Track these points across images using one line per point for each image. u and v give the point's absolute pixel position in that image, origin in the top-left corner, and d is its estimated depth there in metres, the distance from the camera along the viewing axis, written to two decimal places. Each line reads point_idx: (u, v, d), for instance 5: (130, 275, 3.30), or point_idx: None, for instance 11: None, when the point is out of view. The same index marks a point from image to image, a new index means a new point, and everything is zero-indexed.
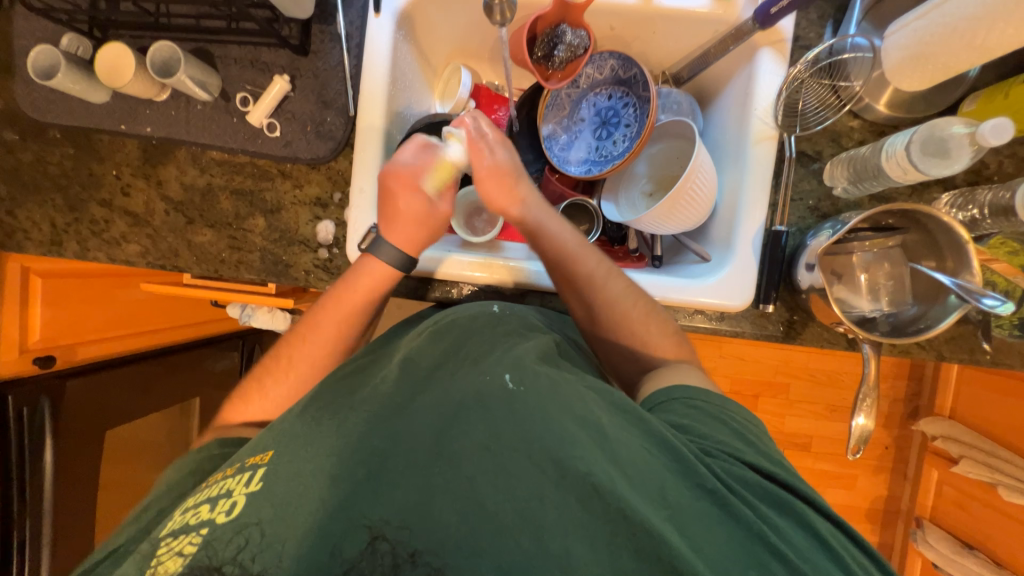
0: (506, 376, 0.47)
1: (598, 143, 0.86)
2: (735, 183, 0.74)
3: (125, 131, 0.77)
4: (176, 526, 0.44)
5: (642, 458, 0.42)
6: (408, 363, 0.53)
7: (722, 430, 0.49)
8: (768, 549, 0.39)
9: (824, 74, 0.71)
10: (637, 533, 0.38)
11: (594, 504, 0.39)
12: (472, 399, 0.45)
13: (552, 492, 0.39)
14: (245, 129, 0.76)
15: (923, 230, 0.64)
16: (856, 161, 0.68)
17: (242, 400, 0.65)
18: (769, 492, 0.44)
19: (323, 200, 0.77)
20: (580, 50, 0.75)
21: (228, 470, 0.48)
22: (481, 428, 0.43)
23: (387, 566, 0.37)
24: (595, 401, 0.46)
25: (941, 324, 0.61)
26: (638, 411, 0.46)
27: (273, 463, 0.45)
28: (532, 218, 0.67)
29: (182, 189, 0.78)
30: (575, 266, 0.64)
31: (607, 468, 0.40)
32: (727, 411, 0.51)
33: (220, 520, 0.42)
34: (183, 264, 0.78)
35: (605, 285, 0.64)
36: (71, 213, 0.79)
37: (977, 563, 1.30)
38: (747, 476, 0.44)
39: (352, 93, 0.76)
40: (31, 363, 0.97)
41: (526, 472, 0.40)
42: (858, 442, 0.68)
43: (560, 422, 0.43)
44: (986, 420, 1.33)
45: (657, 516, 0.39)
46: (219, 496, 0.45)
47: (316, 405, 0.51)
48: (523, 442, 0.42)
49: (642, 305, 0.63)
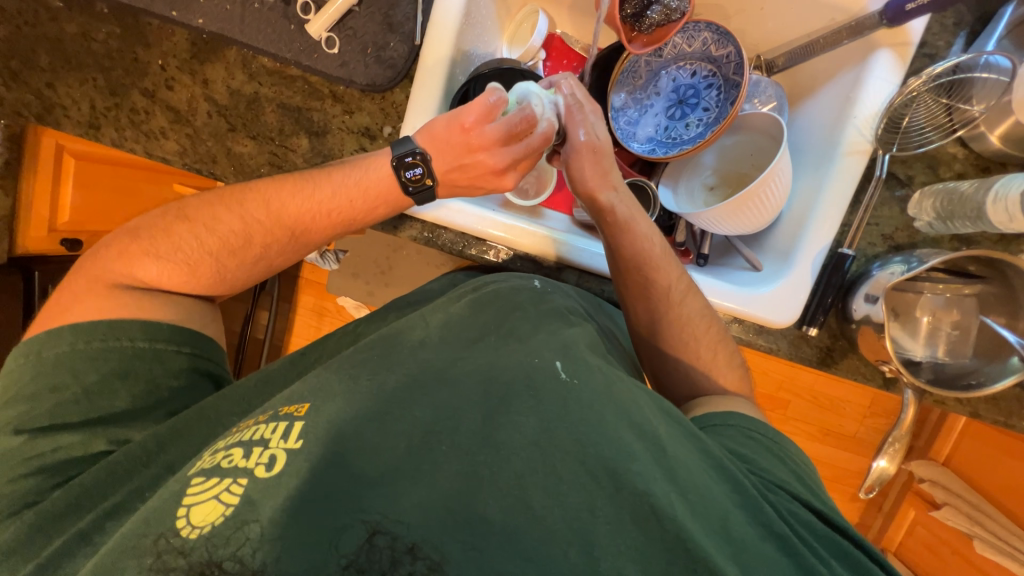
0: (557, 363, 0.46)
1: (669, 123, 0.79)
2: (810, 194, 0.69)
3: (176, 18, 0.72)
4: (208, 466, 0.45)
5: (704, 484, 0.41)
6: (449, 329, 0.53)
7: (782, 469, 0.49)
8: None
9: (942, 92, 0.64)
10: (698, 566, 0.37)
11: (651, 526, 0.38)
12: (523, 382, 0.44)
13: (604, 505, 0.38)
14: (302, 40, 0.71)
15: (1005, 283, 0.59)
16: (954, 196, 0.62)
17: (208, 267, 0.64)
18: (837, 544, 0.43)
19: (371, 132, 0.73)
20: (676, 15, 0.68)
21: (260, 416, 0.48)
22: (533, 421, 0.41)
23: (385, 562, 0.36)
24: (654, 414, 0.45)
25: (996, 384, 0.57)
26: (692, 429, 0.46)
27: (310, 420, 0.45)
28: (623, 210, 0.64)
29: (228, 93, 0.74)
30: (657, 276, 0.62)
31: (667, 490, 0.39)
32: (783, 448, 0.51)
33: (261, 474, 0.42)
34: (220, 173, 0.75)
35: (683, 301, 0.62)
36: (112, 97, 0.75)
37: None
38: (814, 523, 0.44)
39: (421, 20, 0.70)
40: (59, 243, 0.98)
41: (581, 481, 0.39)
42: (875, 482, 0.68)
43: (617, 430, 0.41)
44: (980, 475, 1.32)
45: (721, 554, 0.38)
46: (253, 442, 0.45)
47: (348, 364, 0.51)
48: (580, 449, 0.40)
49: (714, 329, 0.62)
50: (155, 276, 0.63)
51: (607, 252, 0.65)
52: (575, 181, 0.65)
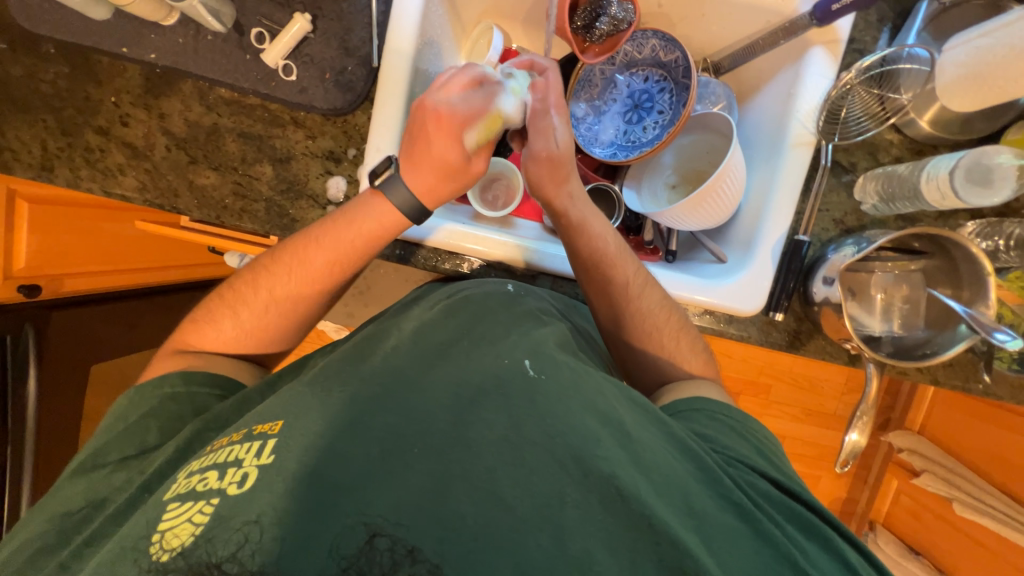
0: (527, 361, 0.48)
1: (627, 127, 0.82)
2: (764, 186, 0.72)
3: (127, 54, 0.71)
4: (182, 490, 0.43)
5: (667, 464, 0.43)
6: (422, 336, 0.54)
7: (745, 445, 0.51)
8: (795, 571, 0.40)
9: (873, 83, 0.68)
10: (661, 541, 0.38)
11: (618, 508, 0.39)
12: (492, 383, 0.46)
13: (573, 491, 0.39)
14: (259, 69, 0.71)
15: (947, 257, 0.63)
16: (892, 179, 0.67)
17: (234, 333, 0.65)
18: (794, 511, 0.45)
19: (336, 155, 0.73)
20: (623, 25, 0.70)
21: (234, 435, 0.47)
22: (502, 417, 0.43)
23: (386, 564, 0.36)
24: (620, 403, 0.47)
25: (948, 351, 0.62)
26: (657, 413, 0.48)
27: (283, 436, 0.43)
28: (580, 211, 0.66)
29: (186, 125, 0.73)
30: (614, 271, 0.63)
31: (631, 473, 0.41)
32: (746, 426, 0.54)
33: (232, 492, 0.41)
34: (183, 206, 0.74)
35: (641, 294, 0.63)
36: (64, 137, 0.73)
37: (920, 567, 1.40)
38: (774, 496, 0.46)
39: (377, 43, 0.71)
40: (15, 291, 0.91)
41: (548, 468, 0.40)
42: (848, 456, 0.70)
43: (583, 419, 0.43)
44: (953, 439, 1.38)
45: (683, 527, 0.39)
46: (227, 464, 0.43)
47: (320, 378, 0.51)
48: (547, 437, 0.42)
49: (674, 320, 0.64)
50: (203, 348, 0.65)
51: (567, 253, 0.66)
52: (535, 185, 0.66)
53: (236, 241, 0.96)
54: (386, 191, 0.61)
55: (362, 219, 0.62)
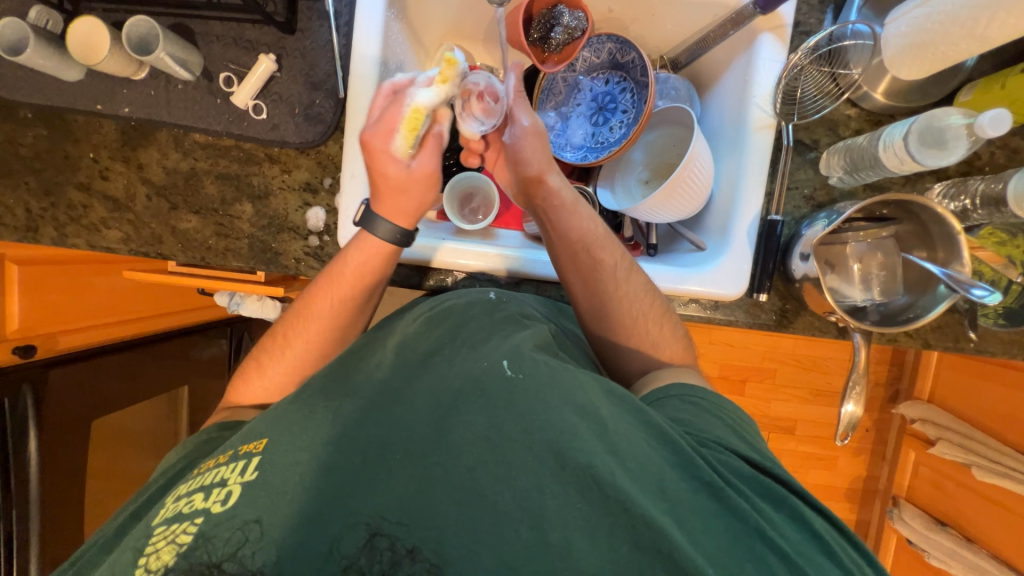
0: (505, 363, 0.50)
1: (595, 129, 0.84)
2: (732, 171, 0.73)
3: (102, 111, 0.73)
4: (169, 514, 0.46)
5: (642, 451, 0.46)
6: (405, 348, 0.57)
7: (719, 426, 0.53)
8: (764, 543, 0.43)
9: (823, 62, 0.71)
10: (638, 526, 0.41)
11: (595, 496, 0.42)
12: (471, 384, 0.49)
13: (553, 483, 0.43)
14: (230, 111, 0.73)
15: (916, 221, 0.64)
16: (853, 151, 0.68)
17: (246, 375, 0.66)
18: (765, 486, 0.47)
19: (312, 186, 0.75)
20: (578, 33, 0.73)
21: (221, 458, 0.50)
22: (481, 418, 0.46)
23: (385, 563, 0.40)
24: (597, 396, 0.49)
25: (930, 313, 0.62)
26: (636, 403, 0.50)
27: (267, 452, 0.47)
28: (568, 194, 0.65)
29: (165, 173, 0.75)
30: (603, 254, 0.64)
31: (608, 461, 0.44)
32: (720, 407, 0.56)
33: (217, 509, 0.44)
34: (168, 251, 0.75)
35: (627, 279, 0.64)
36: (47, 197, 0.75)
37: (952, 540, 1.36)
38: (749, 474, 0.48)
39: (341, 74, 0.73)
40: (11, 352, 0.93)
41: (528, 462, 0.43)
42: (847, 428, 0.70)
43: (560, 412, 0.46)
44: (963, 404, 1.37)
45: (660, 511, 0.42)
46: (213, 485, 0.47)
47: (307, 395, 0.53)
48: (526, 432, 0.45)
49: (655, 305, 0.64)
50: (239, 403, 0.65)
51: (554, 236, 0.65)
52: (519, 172, 0.66)
53: (225, 281, 0.96)
54: (371, 230, 0.62)
55: (369, 254, 0.63)
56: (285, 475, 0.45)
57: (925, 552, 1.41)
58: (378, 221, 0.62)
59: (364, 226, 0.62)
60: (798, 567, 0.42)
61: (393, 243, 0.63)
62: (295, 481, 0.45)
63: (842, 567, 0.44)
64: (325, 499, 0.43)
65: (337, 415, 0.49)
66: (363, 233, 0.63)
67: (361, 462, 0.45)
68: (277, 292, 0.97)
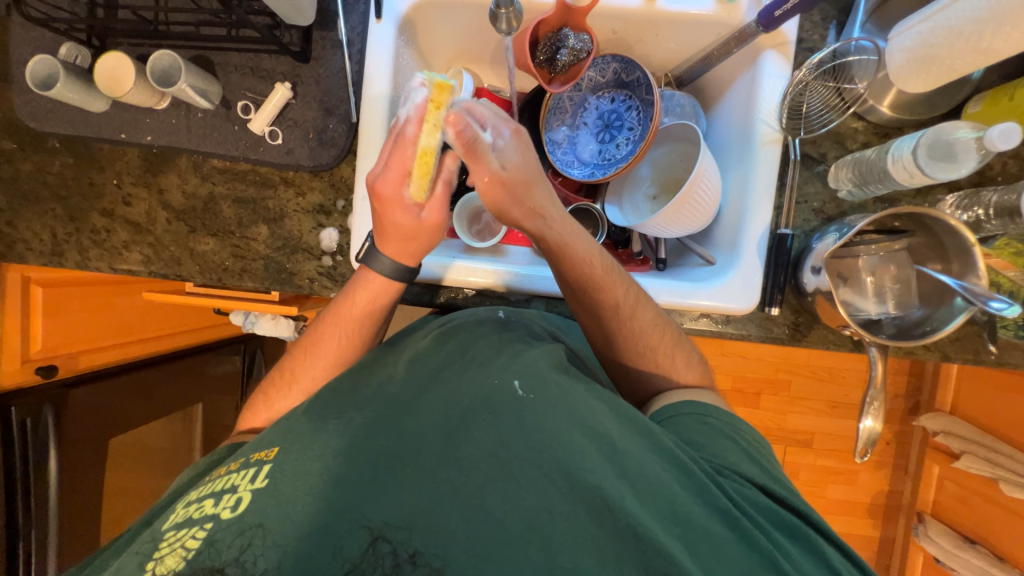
0: (516, 382, 0.51)
1: (602, 147, 0.85)
2: (740, 186, 0.74)
3: (125, 139, 0.76)
4: (179, 519, 0.46)
5: (654, 473, 0.46)
6: (415, 363, 0.58)
7: (736, 451, 0.52)
8: (775, 573, 0.42)
9: (828, 77, 0.72)
10: (647, 549, 0.41)
11: (604, 518, 0.42)
12: (481, 403, 0.50)
13: (561, 503, 0.43)
14: (247, 137, 0.76)
15: (930, 233, 0.64)
16: (862, 163, 0.69)
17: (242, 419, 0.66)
18: (779, 516, 0.47)
19: (326, 208, 0.77)
20: (583, 54, 0.74)
21: (232, 465, 0.51)
22: (491, 433, 0.47)
23: (387, 565, 0.41)
24: (608, 417, 0.49)
25: (947, 326, 0.61)
26: (647, 424, 0.50)
27: (277, 460, 0.48)
28: (554, 239, 0.59)
29: (184, 197, 0.78)
30: (604, 295, 0.60)
31: (617, 484, 0.44)
32: (735, 429, 0.56)
33: (226, 516, 0.44)
34: (186, 273, 0.78)
35: (634, 315, 0.61)
36: (72, 223, 0.78)
37: (978, 557, 1.30)
38: (760, 499, 0.48)
39: (354, 100, 0.76)
40: (33, 373, 0.96)
41: (536, 481, 0.44)
42: (866, 444, 0.69)
43: (568, 433, 0.46)
44: (988, 416, 1.32)
45: (667, 535, 0.42)
46: (223, 491, 0.47)
47: (316, 407, 0.54)
48: (535, 449, 0.45)
49: (670, 334, 0.63)
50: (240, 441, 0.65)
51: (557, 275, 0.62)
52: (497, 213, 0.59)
53: (240, 300, 0.97)
54: (370, 266, 0.62)
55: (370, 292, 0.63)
56: (298, 483, 0.45)
57: (954, 571, 1.35)
58: (380, 256, 0.61)
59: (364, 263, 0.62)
60: None
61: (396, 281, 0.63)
62: (307, 491, 0.45)
63: None
64: (336, 509, 0.43)
65: (349, 429, 0.50)
66: (364, 269, 0.63)
67: (375, 470, 0.45)
68: (290, 311, 0.98)
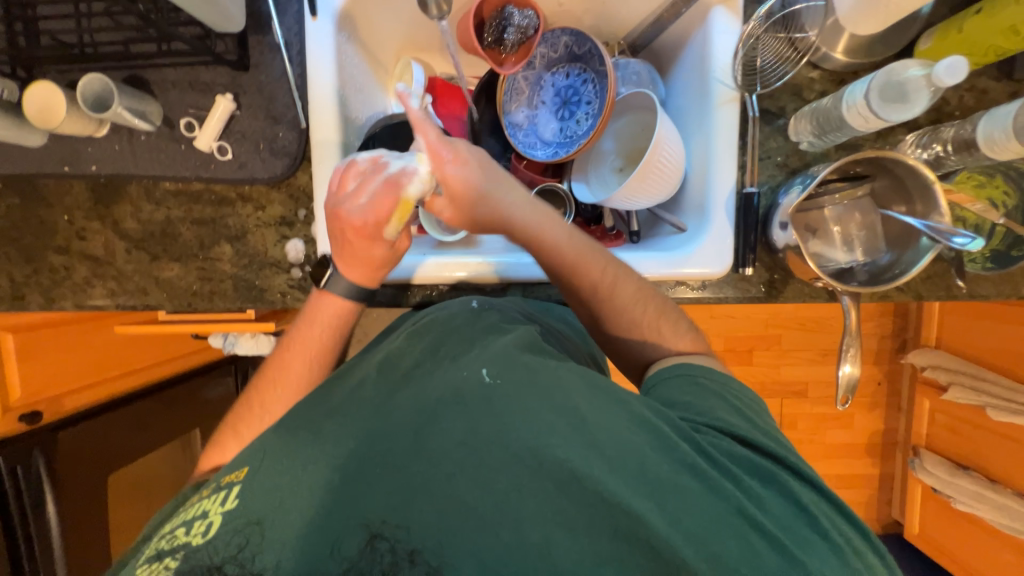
0: (483, 370, 0.50)
1: (562, 124, 0.84)
2: (702, 149, 0.73)
3: (69, 171, 0.73)
4: (153, 552, 0.47)
5: (625, 439, 0.46)
6: (388, 364, 0.57)
7: (722, 407, 0.53)
8: (745, 520, 0.43)
9: (778, 28, 0.70)
10: (616, 513, 0.42)
11: (574, 490, 0.42)
12: (451, 396, 0.48)
13: (531, 482, 0.43)
14: (196, 156, 0.73)
15: (891, 176, 0.64)
16: (819, 113, 0.68)
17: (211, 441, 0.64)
18: (753, 464, 0.48)
19: (288, 219, 0.75)
20: (530, 31, 0.72)
21: (204, 492, 0.51)
22: (460, 424, 0.46)
23: (387, 563, 0.41)
24: (580, 391, 0.49)
25: (915, 268, 0.61)
26: (620, 393, 0.50)
27: (246, 480, 0.48)
28: (524, 232, 0.61)
29: (140, 225, 0.75)
30: (582, 277, 0.61)
31: (586, 455, 0.44)
32: (726, 387, 0.56)
33: (197, 541, 0.45)
34: (154, 302, 0.76)
35: (614, 292, 0.61)
36: (28, 264, 0.76)
37: (973, 482, 1.34)
38: (736, 452, 0.49)
39: (301, 104, 0.73)
40: (17, 421, 0.94)
41: (504, 464, 0.43)
42: (847, 391, 0.70)
43: (537, 410, 0.46)
44: (972, 346, 1.35)
45: (638, 497, 0.42)
46: (194, 518, 0.47)
47: (287, 421, 0.53)
48: (501, 431, 0.45)
49: (652, 306, 0.63)
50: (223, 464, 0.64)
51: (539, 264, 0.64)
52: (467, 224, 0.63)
53: (218, 323, 0.96)
54: (329, 288, 0.63)
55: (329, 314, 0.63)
56: (287, 498, 0.45)
57: (951, 497, 1.40)
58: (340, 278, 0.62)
59: (324, 287, 0.63)
60: (781, 542, 0.42)
61: (354, 300, 0.63)
62: (296, 505, 0.45)
63: (827, 537, 0.45)
64: (328, 519, 0.43)
65: (331, 436, 0.49)
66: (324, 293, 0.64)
67: (358, 473, 0.45)
68: (270, 327, 0.96)
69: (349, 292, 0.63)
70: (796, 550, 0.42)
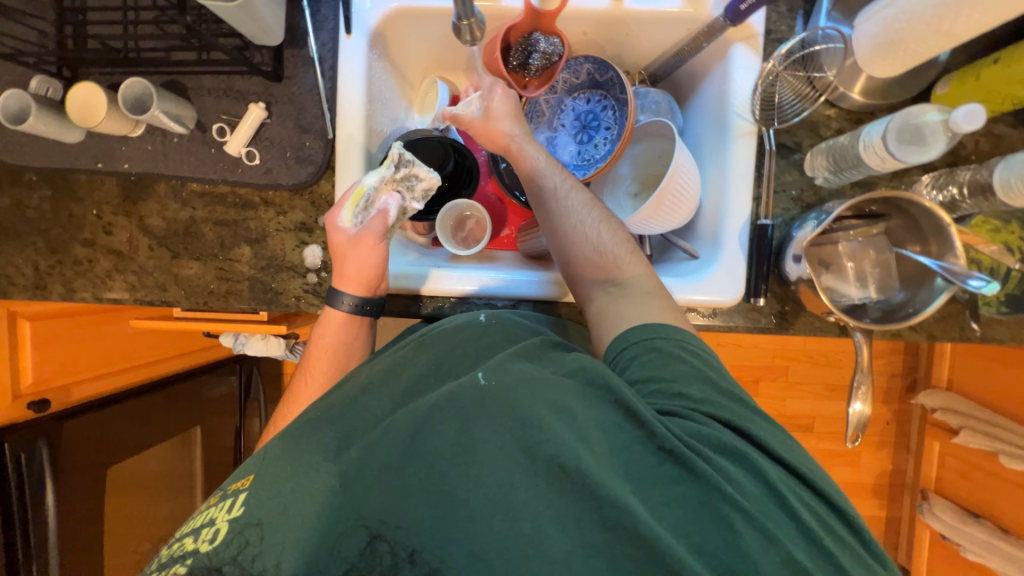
0: (478, 374, 0.51)
1: (580, 148, 0.86)
2: (718, 179, 0.74)
3: (102, 168, 0.76)
4: (161, 559, 0.47)
5: (608, 433, 0.46)
6: (390, 374, 0.57)
7: (688, 379, 0.51)
8: (727, 506, 0.43)
9: (798, 66, 0.72)
10: (602, 505, 0.42)
11: (563, 484, 0.43)
12: (445, 400, 0.48)
13: (523, 478, 0.43)
14: (225, 159, 0.76)
15: (906, 216, 0.65)
16: (835, 150, 0.69)
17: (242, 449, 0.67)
18: (732, 447, 0.47)
19: (308, 225, 0.77)
20: (555, 57, 0.75)
21: (211, 499, 0.51)
22: (453, 426, 0.46)
23: (387, 563, 0.42)
24: (567, 388, 0.48)
25: (930, 307, 0.61)
26: (602, 377, 0.49)
27: (253, 487, 0.48)
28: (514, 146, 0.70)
29: (164, 223, 0.77)
30: (545, 182, 0.67)
31: (574, 446, 0.44)
32: (686, 347, 0.54)
33: (205, 547, 0.45)
34: (172, 298, 0.77)
35: (569, 198, 0.66)
36: (54, 255, 0.78)
37: (983, 531, 1.30)
38: (718, 437, 0.47)
39: (329, 115, 0.75)
40: (25, 408, 0.95)
41: (496, 462, 0.44)
42: (856, 429, 0.69)
43: (524, 402, 0.46)
44: (985, 390, 1.33)
45: (622, 488, 0.43)
46: (202, 525, 0.48)
47: (302, 423, 0.54)
48: (499, 426, 0.45)
49: (608, 221, 0.65)
50: None
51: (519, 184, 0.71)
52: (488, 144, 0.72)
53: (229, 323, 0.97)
54: (335, 305, 0.67)
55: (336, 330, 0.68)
56: (295, 498, 0.46)
57: (960, 545, 1.35)
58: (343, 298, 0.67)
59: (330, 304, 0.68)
60: (766, 531, 0.42)
61: (361, 314, 0.68)
62: (303, 506, 0.46)
63: (801, 519, 0.44)
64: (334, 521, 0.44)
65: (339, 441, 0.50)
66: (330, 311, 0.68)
67: (364, 478, 0.46)
68: (280, 329, 0.98)
69: (358, 308, 0.67)
70: (778, 541, 0.42)
